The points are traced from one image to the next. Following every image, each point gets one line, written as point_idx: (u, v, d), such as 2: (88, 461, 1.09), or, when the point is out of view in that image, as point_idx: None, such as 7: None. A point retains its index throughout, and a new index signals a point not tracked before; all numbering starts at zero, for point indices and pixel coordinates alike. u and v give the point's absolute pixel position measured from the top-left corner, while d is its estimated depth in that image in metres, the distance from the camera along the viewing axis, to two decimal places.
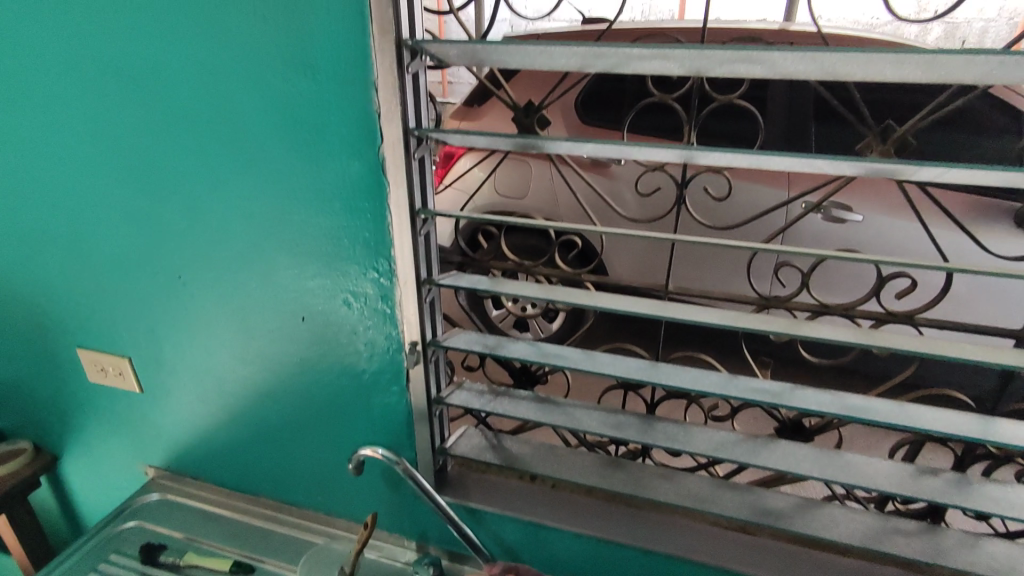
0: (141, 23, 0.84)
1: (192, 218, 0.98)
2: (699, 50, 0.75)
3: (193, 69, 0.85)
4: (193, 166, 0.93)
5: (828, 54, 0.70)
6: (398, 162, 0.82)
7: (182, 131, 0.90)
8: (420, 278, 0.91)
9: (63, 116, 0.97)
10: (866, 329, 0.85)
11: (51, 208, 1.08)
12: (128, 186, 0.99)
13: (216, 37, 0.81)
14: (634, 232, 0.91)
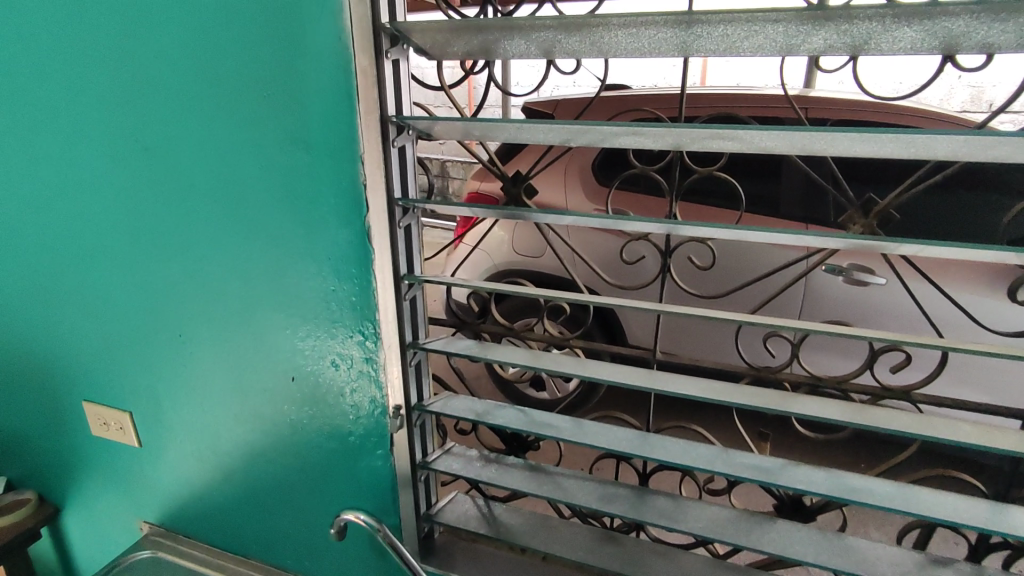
0: (154, 101, 0.91)
1: (193, 281, 1.02)
2: (670, 128, 0.78)
3: (200, 143, 0.90)
4: (196, 231, 0.97)
5: (797, 132, 0.71)
6: (383, 230, 0.86)
7: (187, 198, 0.95)
8: (404, 342, 0.93)
9: (80, 182, 1.04)
10: (858, 405, 0.82)
11: (67, 267, 1.14)
12: (136, 248, 1.04)
13: (221, 114, 0.87)
14: (618, 301, 0.91)
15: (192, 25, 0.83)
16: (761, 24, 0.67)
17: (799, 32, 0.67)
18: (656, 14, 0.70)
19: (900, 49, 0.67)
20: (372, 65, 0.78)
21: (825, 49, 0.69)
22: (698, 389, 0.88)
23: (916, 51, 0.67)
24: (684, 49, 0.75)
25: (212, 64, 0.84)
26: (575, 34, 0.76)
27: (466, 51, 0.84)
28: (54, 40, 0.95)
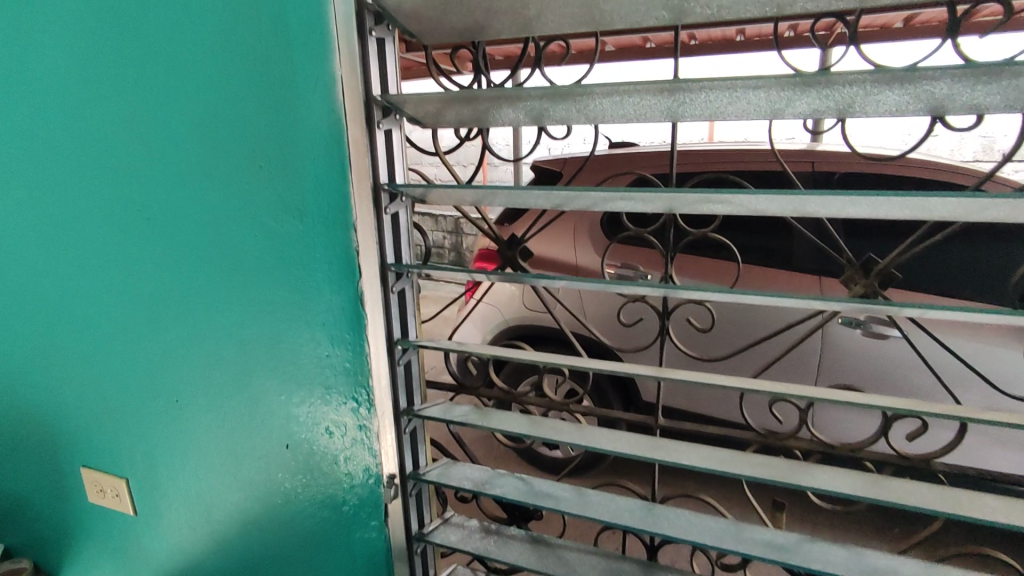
0: (161, 172, 0.94)
1: (191, 346, 1.02)
2: (663, 193, 0.79)
3: (201, 212, 0.92)
4: (196, 297, 0.98)
5: (794, 197, 0.71)
6: (375, 296, 0.86)
7: (189, 265, 0.97)
8: (398, 409, 0.91)
9: (86, 251, 1.07)
10: (872, 478, 0.77)
11: (72, 331, 1.16)
12: (138, 313, 1.05)
13: (222, 185, 0.89)
14: (617, 367, 0.89)
15: (195, 103, 0.87)
16: (742, 88, 0.68)
17: (782, 97, 0.68)
18: (639, 82, 0.73)
19: (887, 112, 0.67)
20: (363, 134, 0.79)
21: (811, 113, 0.69)
22: (701, 460, 0.85)
23: (904, 113, 0.66)
24: (672, 115, 0.75)
25: (214, 139, 0.87)
26: (563, 103, 0.79)
27: (459, 121, 0.86)
28: (69, 117, 1.00)
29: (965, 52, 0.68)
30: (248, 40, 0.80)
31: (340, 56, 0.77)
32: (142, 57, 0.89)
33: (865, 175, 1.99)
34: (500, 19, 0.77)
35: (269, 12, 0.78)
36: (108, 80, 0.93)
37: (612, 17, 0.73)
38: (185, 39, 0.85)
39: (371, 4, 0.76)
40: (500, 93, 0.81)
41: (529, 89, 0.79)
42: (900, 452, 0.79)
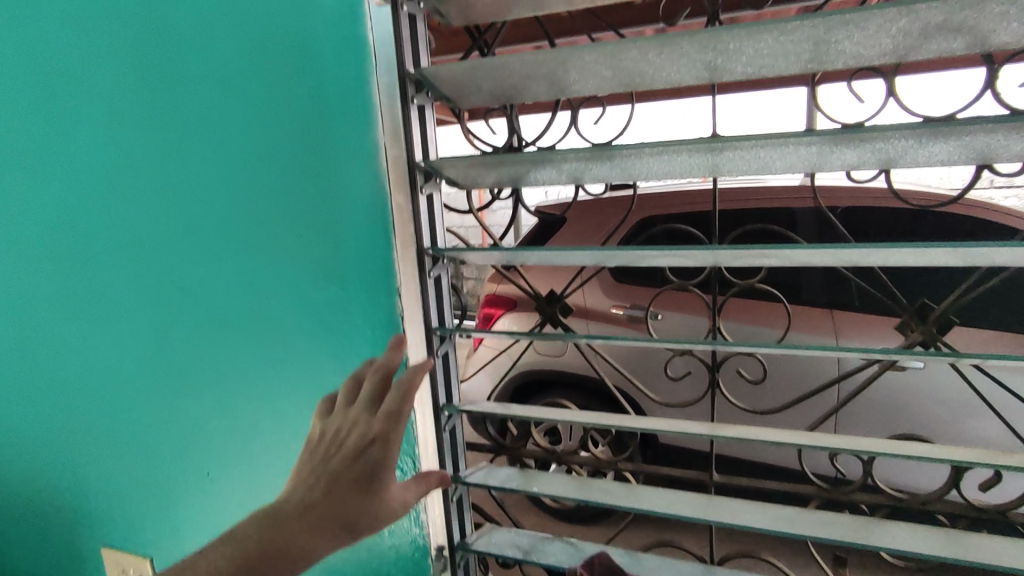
0: (165, 238, 0.87)
1: (213, 426, 0.95)
2: (711, 250, 0.80)
3: (221, 278, 0.87)
4: (215, 362, 0.92)
5: (846, 250, 0.72)
6: (421, 360, 0.84)
7: (206, 331, 0.91)
8: (445, 477, 0.88)
9: (85, 332, 0.98)
10: (949, 533, 0.74)
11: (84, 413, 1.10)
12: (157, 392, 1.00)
13: (246, 251, 0.85)
14: (670, 428, 0.88)
15: (216, 170, 0.83)
16: (790, 145, 0.71)
17: (831, 150, 0.71)
18: (680, 141, 0.74)
19: (931, 162, 0.70)
20: (407, 201, 0.79)
21: (853, 162, 0.73)
22: (766, 520, 0.81)
23: (945, 163, 0.69)
24: (713, 170, 0.79)
25: (240, 204, 0.83)
26: (602, 161, 0.81)
27: (494, 182, 0.87)
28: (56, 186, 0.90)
29: (1007, 99, 0.67)
30: (284, 110, 0.79)
31: (383, 125, 0.77)
32: (155, 128, 0.83)
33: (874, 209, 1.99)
34: (537, 83, 0.78)
35: (307, 82, 0.78)
36: (107, 147, 0.86)
37: (650, 79, 0.73)
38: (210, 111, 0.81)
39: (415, 72, 0.76)
40: (538, 156, 0.81)
41: (566, 151, 0.79)
42: (977, 503, 0.78)
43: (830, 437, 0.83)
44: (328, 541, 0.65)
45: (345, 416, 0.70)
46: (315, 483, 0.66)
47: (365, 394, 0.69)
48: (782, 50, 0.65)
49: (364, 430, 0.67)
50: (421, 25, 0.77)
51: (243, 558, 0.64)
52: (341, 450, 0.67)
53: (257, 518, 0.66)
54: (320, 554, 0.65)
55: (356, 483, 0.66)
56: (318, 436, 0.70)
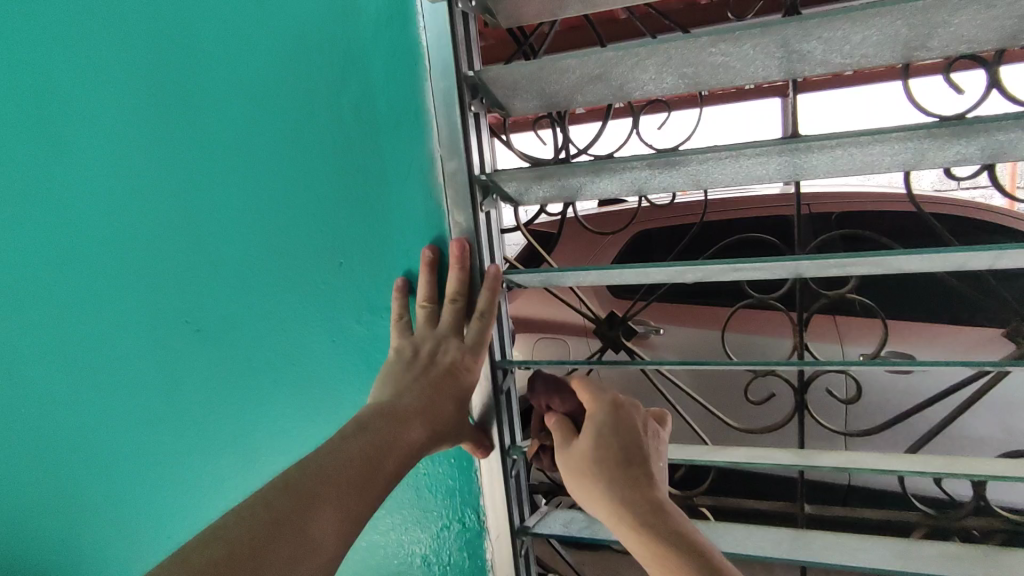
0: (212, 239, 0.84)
1: (257, 463, 0.94)
2: (802, 260, 0.71)
3: (265, 292, 0.84)
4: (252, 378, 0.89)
5: (955, 253, 0.67)
6: (486, 397, 0.75)
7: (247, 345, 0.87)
8: (513, 528, 0.76)
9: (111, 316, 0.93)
10: None
11: (101, 467, 1.04)
12: (190, 439, 0.96)
13: (283, 268, 0.82)
14: (758, 461, 0.78)
15: (260, 184, 0.80)
16: (885, 142, 0.60)
17: (927, 147, 0.60)
18: (753, 143, 0.63)
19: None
20: (467, 220, 0.69)
21: (953, 160, 0.62)
22: (881, 560, 0.71)
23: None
24: (793, 175, 0.68)
25: (279, 225, 0.80)
26: (665, 170, 0.70)
27: (547, 196, 0.76)
28: (99, 222, 0.88)
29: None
30: (327, 125, 0.74)
31: (438, 136, 0.68)
32: (199, 157, 0.82)
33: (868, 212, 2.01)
34: (596, 85, 0.69)
35: (352, 94, 0.71)
36: (154, 184, 0.85)
37: (725, 78, 0.67)
38: (230, 144, 0.80)
39: (471, 76, 0.68)
40: (594, 165, 0.70)
41: (625, 160, 0.69)
42: None
43: (939, 463, 0.74)
44: (427, 433, 0.70)
45: (430, 335, 0.72)
46: (410, 391, 0.70)
47: (447, 314, 0.71)
48: (888, 37, 0.59)
49: (453, 349, 0.70)
50: (473, 25, 0.68)
51: (328, 476, 0.63)
52: (434, 367, 0.70)
53: (369, 411, 0.69)
54: (420, 448, 0.70)
55: (451, 395, 0.71)
56: (403, 353, 0.72)
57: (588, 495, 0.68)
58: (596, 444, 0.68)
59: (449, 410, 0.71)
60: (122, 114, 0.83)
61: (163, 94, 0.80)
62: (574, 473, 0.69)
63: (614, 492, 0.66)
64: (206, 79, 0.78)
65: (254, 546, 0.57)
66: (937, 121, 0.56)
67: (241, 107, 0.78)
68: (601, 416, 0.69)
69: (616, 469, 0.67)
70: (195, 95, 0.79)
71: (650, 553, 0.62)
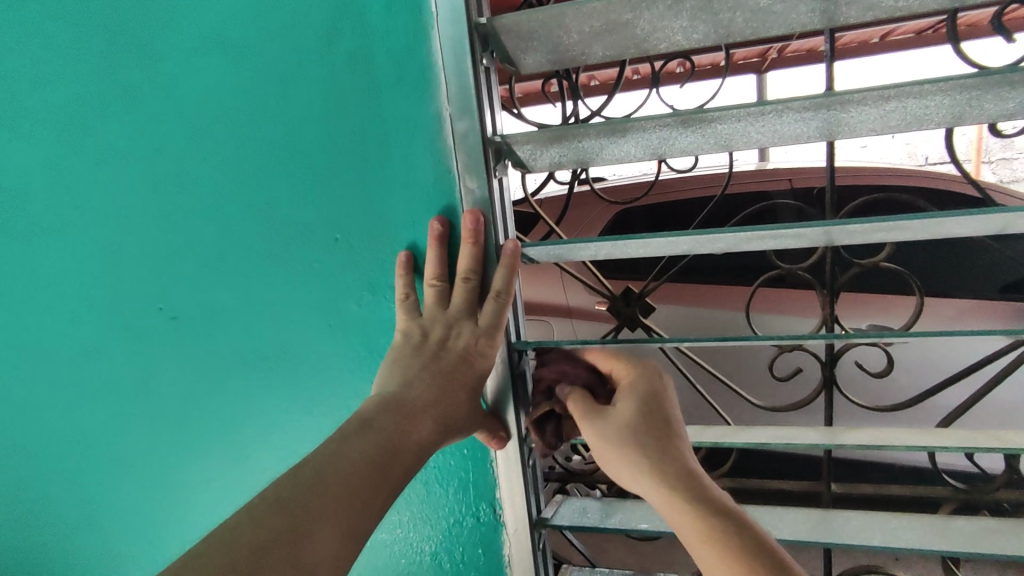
0: (184, 215, 0.76)
1: (245, 463, 0.86)
2: (838, 225, 0.64)
3: (247, 273, 0.76)
4: (235, 367, 0.80)
5: (1006, 214, 0.61)
6: (500, 383, 0.68)
7: (226, 329, 0.79)
8: (532, 520, 0.70)
9: (74, 304, 0.85)
10: None
11: (75, 467, 0.95)
12: (171, 437, 0.88)
13: (267, 246, 0.73)
14: (783, 442, 0.72)
15: (236, 151, 0.71)
16: (939, 93, 0.54)
17: (985, 98, 0.55)
18: (797, 96, 0.57)
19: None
20: (480, 186, 0.62)
21: (1005, 112, 0.58)
22: (912, 539, 0.68)
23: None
24: (828, 134, 0.64)
25: (262, 195, 0.72)
26: (694, 129, 0.64)
27: (560, 160, 0.68)
28: (63, 191, 0.80)
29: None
30: (316, 85, 0.66)
31: (447, 92, 0.61)
32: (171, 120, 0.72)
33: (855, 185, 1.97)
34: (619, 34, 0.62)
35: (346, 46, 0.63)
36: (120, 153, 0.76)
37: (760, 27, 0.62)
38: (204, 110, 0.71)
39: (482, 24, 0.61)
40: (615, 125, 0.62)
41: (652, 117, 0.62)
42: None
43: (976, 437, 0.70)
44: (438, 429, 0.63)
45: (440, 318, 0.65)
46: (420, 381, 0.64)
47: (458, 294, 0.64)
48: None
49: (467, 333, 0.63)
50: None
51: (327, 485, 0.57)
52: (446, 353, 0.64)
53: (374, 407, 0.63)
54: (429, 447, 0.64)
55: (464, 387, 0.64)
56: (411, 336, 0.65)
57: (626, 465, 0.61)
58: (639, 411, 0.63)
59: (461, 405, 0.64)
60: (84, 72, 0.74)
61: (128, 47, 0.71)
62: (609, 438, 0.62)
63: (657, 459, 0.59)
64: (177, 30, 0.69)
65: (240, 572, 0.50)
66: (1003, 68, 0.51)
67: (217, 62, 0.68)
68: (641, 384, 0.65)
69: (660, 438, 0.61)
70: (163, 51, 0.70)
71: (698, 528, 0.54)
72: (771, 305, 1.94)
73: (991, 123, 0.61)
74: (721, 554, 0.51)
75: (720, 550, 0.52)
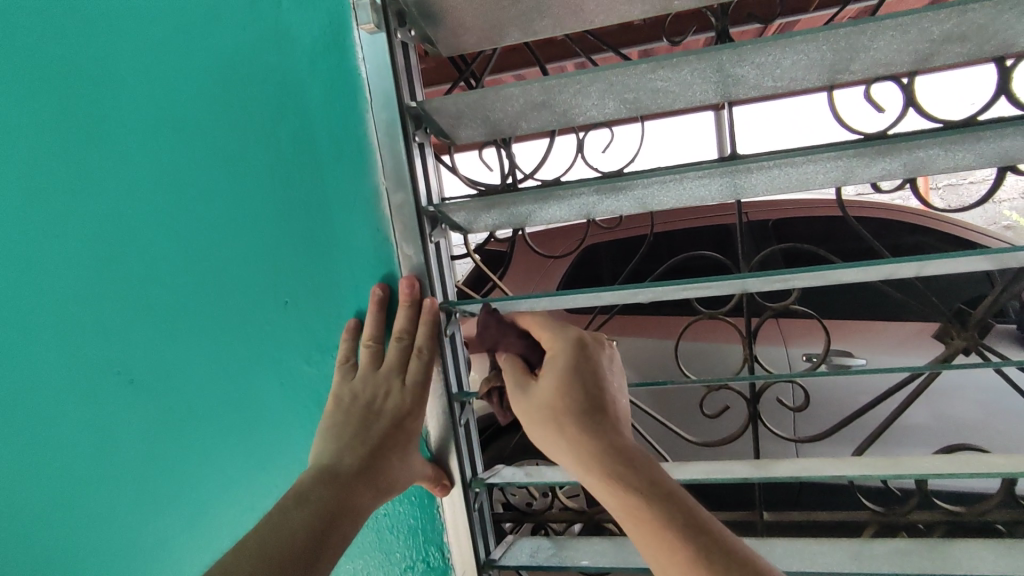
0: (140, 282, 0.80)
1: (202, 518, 0.88)
2: (743, 279, 0.69)
3: (201, 336, 0.80)
4: (191, 425, 0.84)
5: (899, 265, 0.65)
6: (443, 432, 0.72)
7: (183, 389, 0.82)
8: (480, 563, 0.73)
9: (34, 367, 0.87)
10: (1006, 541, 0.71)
11: (32, 530, 0.96)
12: (127, 498, 0.90)
13: (219, 309, 0.78)
14: (710, 477, 0.75)
15: (189, 221, 0.76)
16: (816, 161, 0.62)
17: (859, 164, 0.63)
18: (697, 167, 0.64)
19: (958, 169, 0.64)
20: (416, 253, 0.67)
21: (879, 175, 0.66)
22: (830, 563, 0.73)
23: (966, 170, 0.64)
24: (731, 194, 0.70)
25: (215, 261, 0.76)
26: (614, 195, 0.70)
27: (495, 223, 0.74)
28: (28, 260, 0.83)
29: (1021, 100, 0.73)
30: (263, 162, 0.71)
31: (383, 168, 0.67)
32: (128, 195, 0.77)
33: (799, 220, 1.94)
34: (541, 112, 0.69)
35: (291, 126, 0.69)
36: (80, 225, 0.80)
37: (664, 103, 0.69)
38: (158, 184, 0.76)
39: (414, 106, 0.66)
40: (541, 192, 0.68)
41: (573, 186, 0.68)
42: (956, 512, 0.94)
43: (881, 465, 0.70)
44: (375, 491, 0.68)
45: (371, 379, 0.69)
46: (353, 446, 0.68)
47: (391, 354, 0.69)
48: (807, 62, 0.62)
49: (397, 392, 0.68)
50: (413, 55, 0.67)
51: (271, 556, 0.61)
52: (378, 414, 0.68)
53: (312, 479, 0.67)
54: (370, 509, 0.68)
55: (404, 443, 0.68)
56: (342, 401, 0.69)
57: (559, 446, 0.63)
58: (557, 388, 0.64)
59: (396, 463, 0.68)
60: (48, 150, 0.79)
61: (90, 128, 0.76)
62: (535, 417, 0.65)
63: (587, 440, 0.61)
64: (136, 113, 0.75)
65: None
66: (862, 142, 0.59)
67: (172, 143, 0.74)
68: (563, 360, 0.66)
69: (587, 419, 0.63)
70: (123, 129, 0.75)
71: (618, 500, 0.57)
72: (715, 336, 1.97)
73: (873, 182, 0.69)
74: (647, 527, 0.55)
75: (641, 519, 0.55)
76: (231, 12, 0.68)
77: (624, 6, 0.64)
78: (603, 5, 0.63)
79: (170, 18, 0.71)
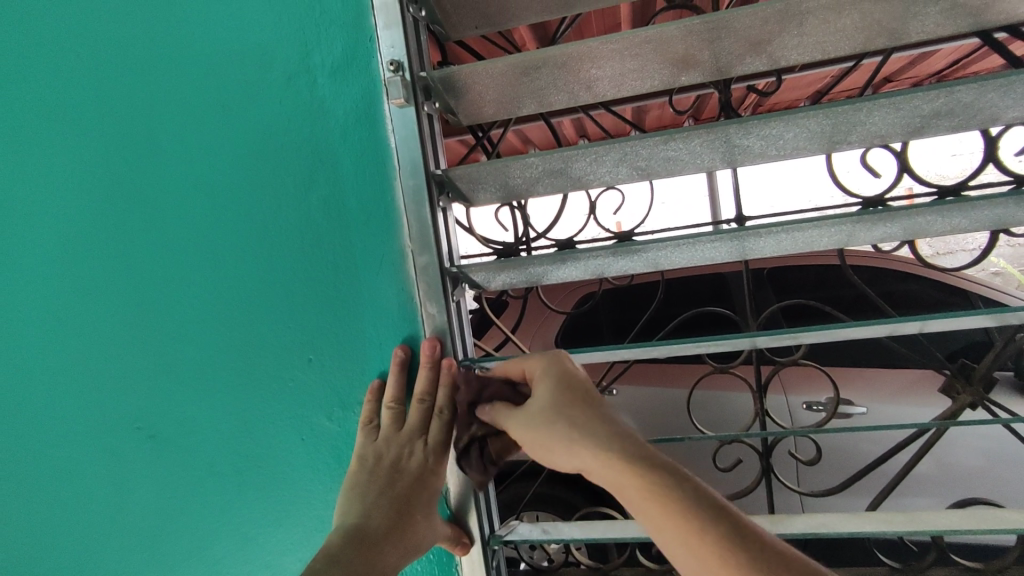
0: (168, 338, 0.82)
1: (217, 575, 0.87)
2: (751, 337, 0.71)
3: (224, 392, 0.81)
4: (209, 480, 0.84)
5: (905, 323, 0.67)
6: (462, 490, 0.73)
7: (204, 443, 0.83)
8: None
9: (56, 421, 0.88)
10: None
11: None
12: (143, 554, 0.89)
13: (244, 367, 0.80)
14: None
15: (217, 280, 0.79)
16: (820, 227, 0.66)
17: (862, 229, 0.67)
18: (706, 232, 0.68)
19: (955, 231, 0.67)
20: (439, 311, 0.70)
21: (880, 237, 0.69)
22: None
23: (962, 232, 0.68)
24: (740, 255, 0.73)
25: (243, 320, 0.79)
26: (627, 256, 0.73)
27: (511, 282, 0.76)
28: (58, 317, 0.86)
29: (1009, 167, 0.77)
30: (293, 226, 0.75)
31: (409, 231, 0.70)
32: (161, 256, 0.80)
33: (797, 269, 1.98)
34: (556, 178, 0.73)
35: (320, 193, 0.73)
36: (113, 283, 0.83)
37: (673, 169, 0.73)
38: (192, 245, 0.79)
39: (438, 173, 0.69)
40: (557, 255, 0.71)
41: (587, 249, 0.70)
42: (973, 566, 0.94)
43: (897, 520, 0.70)
44: (402, 551, 0.68)
45: (393, 441, 0.70)
46: (379, 505, 0.68)
47: (413, 414, 0.70)
48: (810, 134, 0.66)
49: (420, 452, 0.69)
50: (438, 125, 0.71)
51: None
52: (401, 473, 0.69)
53: (342, 541, 0.67)
54: (398, 569, 0.68)
55: (425, 500, 0.69)
56: (366, 461, 0.71)
57: (560, 451, 0.58)
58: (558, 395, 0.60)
59: (420, 523, 0.68)
60: (85, 214, 0.82)
61: (131, 194, 0.80)
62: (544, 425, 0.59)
63: (586, 429, 0.57)
64: (175, 179, 0.79)
65: None
66: (864, 210, 0.62)
67: (209, 206, 0.78)
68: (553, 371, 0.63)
69: (586, 412, 0.59)
70: (160, 194, 0.79)
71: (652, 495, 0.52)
72: (718, 385, 1.98)
73: (873, 243, 0.72)
74: (664, 509, 0.51)
75: (664, 505, 0.51)
76: (269, 88, 0.73)
77: (635, 82, 0.68)
78: (615, 82, 0.68)
79: (211, 93, 0.75)
